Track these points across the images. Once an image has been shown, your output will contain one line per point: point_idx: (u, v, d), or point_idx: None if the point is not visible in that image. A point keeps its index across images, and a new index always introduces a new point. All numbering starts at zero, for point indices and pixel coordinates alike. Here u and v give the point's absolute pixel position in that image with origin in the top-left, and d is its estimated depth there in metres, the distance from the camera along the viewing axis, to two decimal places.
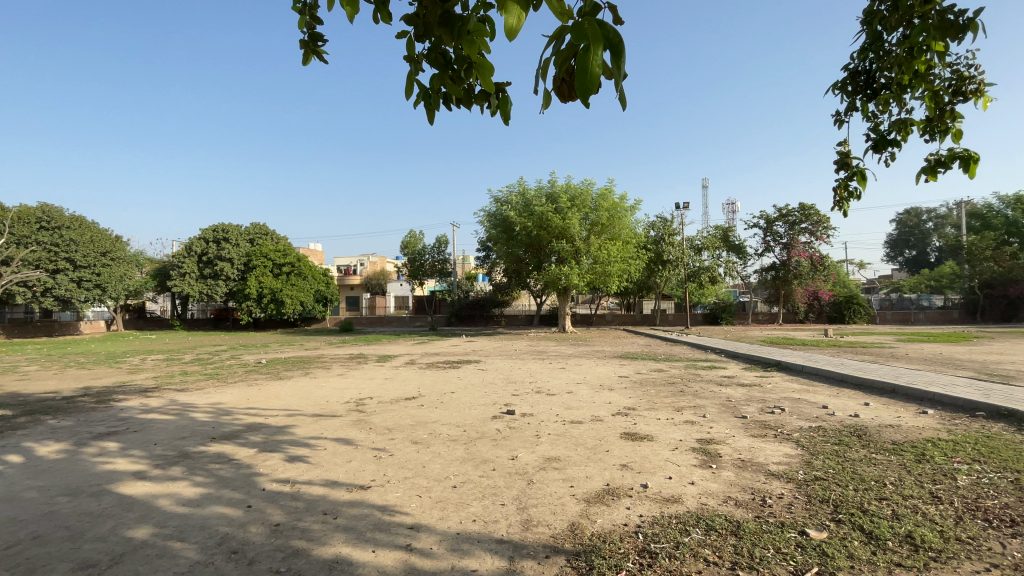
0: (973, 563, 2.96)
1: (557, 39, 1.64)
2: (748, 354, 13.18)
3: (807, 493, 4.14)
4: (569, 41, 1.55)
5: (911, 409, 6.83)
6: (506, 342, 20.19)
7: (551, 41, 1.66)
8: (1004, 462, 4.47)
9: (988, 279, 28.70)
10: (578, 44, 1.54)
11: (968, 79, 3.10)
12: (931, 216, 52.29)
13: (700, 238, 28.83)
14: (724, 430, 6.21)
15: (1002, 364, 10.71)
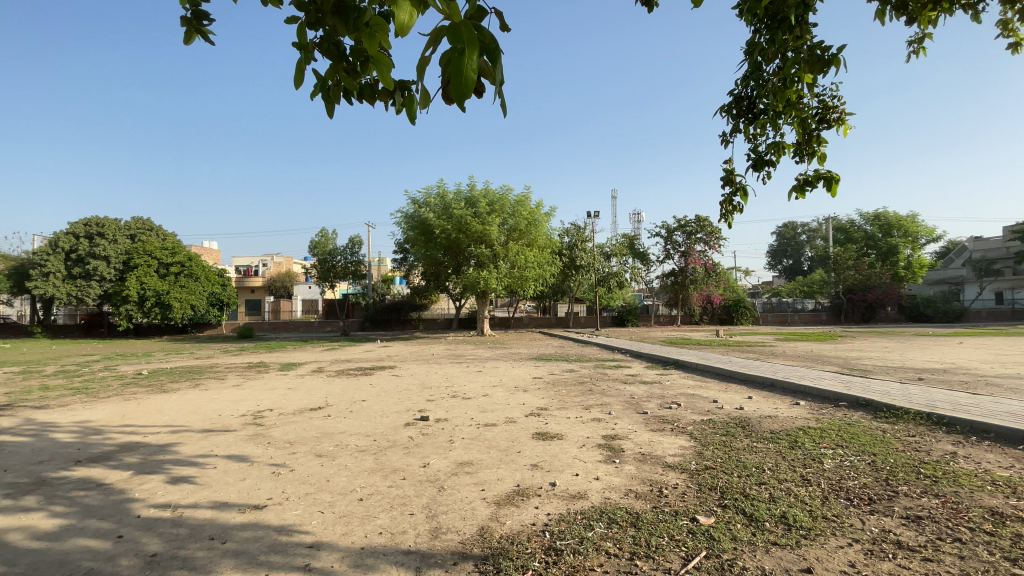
0: (836, 538, 3.35)
1: (440, 40, 1.63)
2: (650, 353, 14.10)
3: (699, 481, 4.47)
4: (448, 44, 1.54)
5: (786, 401, 7.68)
6: (421, 346, 19.82)
7: (434, 43, 1.64)
8: (861, 447, 5.15)
9: (849, 285, 33.09)
10: (455, 47, 1.53)
11: (831, 108, 3.53)
12: (804, 229, 59.19)
13: (610, 245, 30.38)
14: (628, 426, 6.55)
15: (857, 359, 12.39)
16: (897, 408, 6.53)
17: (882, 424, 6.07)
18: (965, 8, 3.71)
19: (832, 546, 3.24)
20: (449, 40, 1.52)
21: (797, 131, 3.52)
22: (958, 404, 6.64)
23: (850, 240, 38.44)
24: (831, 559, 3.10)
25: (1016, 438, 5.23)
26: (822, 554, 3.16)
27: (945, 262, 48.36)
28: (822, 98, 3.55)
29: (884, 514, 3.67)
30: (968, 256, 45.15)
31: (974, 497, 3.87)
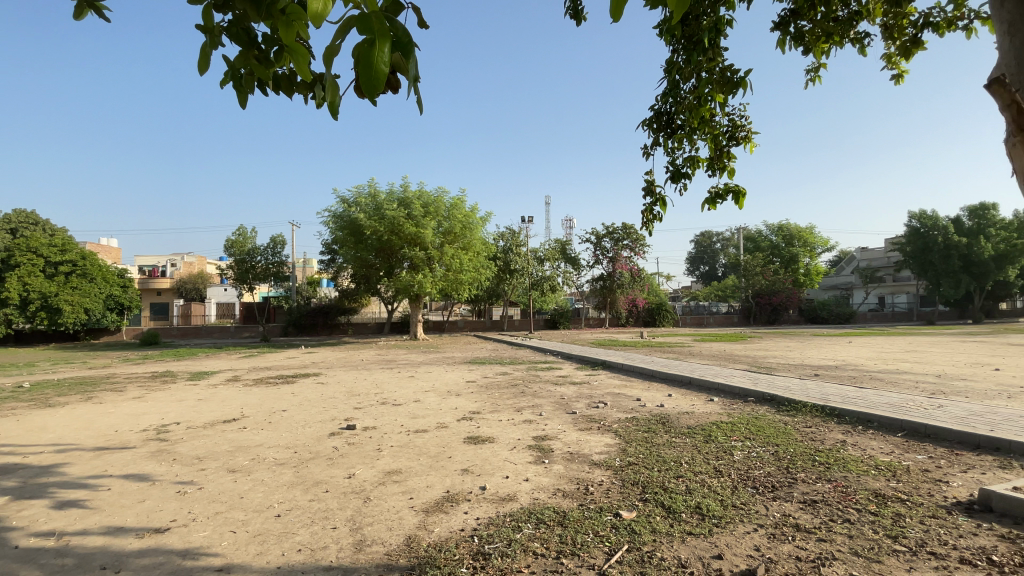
0: (744, 525, 3.61)
1: (349, 29, 1.58)
2: (580, 355, 14.54)
3: (622, 477, 4.66)
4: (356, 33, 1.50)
5: (702, 397, 8.22)
6: (350, 352, 19.08)
7: (343, 31, 1.59)
8: (765, 438, 5.60)
9: (757, 290, 36.07)
10: (363, 36, 1.49)
11: (739, 127, 3.82)
12: (719, 237, 63.68)
13: (542, 249, 31.00)
14: (557, 426, 6.70)
15: (763, 358, 13.53)
16: (796, 401, 7.18)
17: (784, 416, 6.65)
18: (853, 42, 4.16)
19: (740, 532, 3.49)
20: (358, 30, 1.49)
21: (709, 147, 3.78)
22: (846, 397, 7.43)
23: (759, 248, 41.94)
24: (739, 544, 3.33)
25: (891, 425, 5.95)
26: (731, 540, 3.39)
27: (836, 269, 54.14)
28: (732, 117, 3.84)
29: (785, 499, 4.02)
30: (854, 265, 50.88)
31: (859, 480, 4.34)
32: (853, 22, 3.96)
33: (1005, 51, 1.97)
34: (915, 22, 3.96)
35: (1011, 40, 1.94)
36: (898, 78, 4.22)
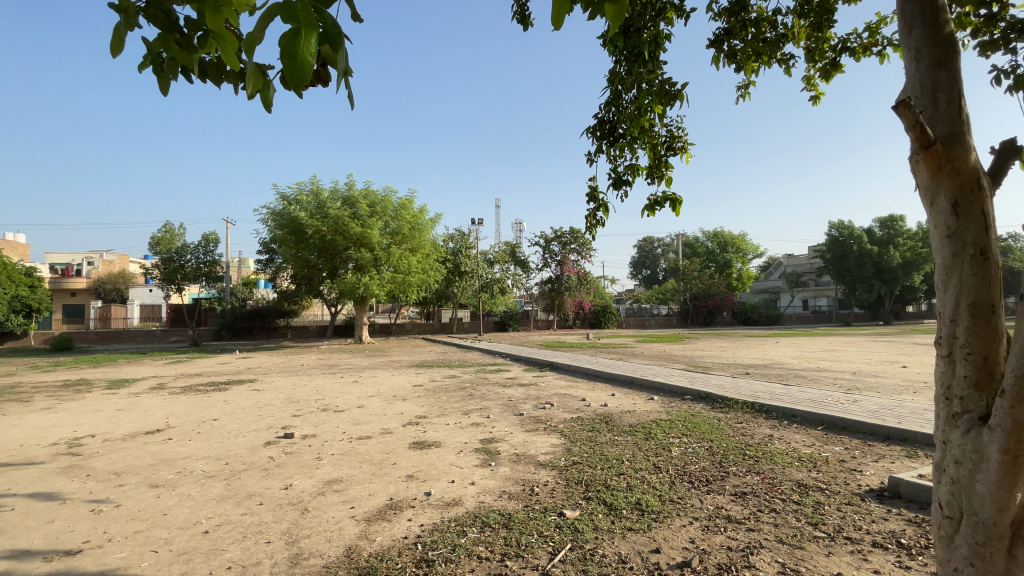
0: (680, 518, 3.77)
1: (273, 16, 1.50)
2: (528, 356, 14.67)
3: (567, 477, 4.74)
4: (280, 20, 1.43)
5: (644, 396, 8.53)
6: (289, 356, 18.24)
7: (267, 18, 1.52)
8: (700, 434, 5.89)
9: (695, 293, 37.94)
10: (288, 24, 1.43)
11: (676, 138, 3.99)
12: (661, 243, 66.32)
13: (492, 252, 31.05)
14: (504, 429, 6.71)
15: (701, 358, 14.23)
16: (729, 398, 7.59)
17: (718, 413, 7.03)
18: (781, 62, 4.46)
19: (677, 526, 3.64)
20: (282, 18, 1.42)
21: (649, 156, 3.92)
22: (773, 393, 7.95)
23: (696, 253, 44.11)
24: (675, 538, 3.47)
25: (812, 419, 6.43)
26: (668, 534, 3.53)
27: (766, 274, 57.90)
28: (670, 128, 4.00)
29: (718, 492, 4.24)
30: (781, 270, 54.60)
31: (784, 471, 4.65)
32: (780, 43, 4.25)
33: (911, 76, 2.20)
34: (834, 46, 4.31)
35: (916, 68, 2.17)
36: (820, 97, 4.56)
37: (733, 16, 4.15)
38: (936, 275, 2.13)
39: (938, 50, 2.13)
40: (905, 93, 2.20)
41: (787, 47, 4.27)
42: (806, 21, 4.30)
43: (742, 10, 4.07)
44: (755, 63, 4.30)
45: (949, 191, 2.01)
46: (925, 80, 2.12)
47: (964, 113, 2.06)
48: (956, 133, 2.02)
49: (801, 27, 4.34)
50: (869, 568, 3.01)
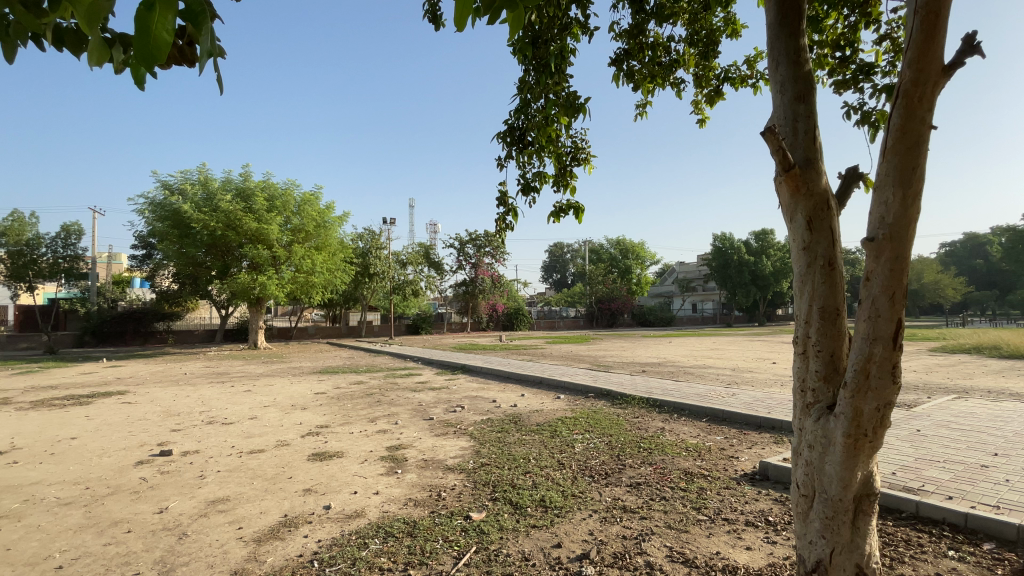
0: (581, 512, 3.94)
1: None
2: (439, 360, 14.50)
3: (474, 479, 4.75)
4: None
5: (551, 395, 8.81)
6: (170, 364, 16.34)
7: None
8: (602, 430, 6.21)
9: (600, 296, 40.04)
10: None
11: (580, 149, 4.19)
12: (570, 248, 68.96)
13: (404, 253, 30.27)
14: (413, 434, 6.55)
15: (606, 357, 15.02)
16: (628, 395, 8.09)
17: (618, 409, 7.46)
18: (673, 85, 4.85)
19: (577, 519, 3.80)
20: None
21: (555, 165, 4.05)
22: (666, 389, 8.61)
23: (602, 259, 46.55)
24: (576, 531, 3.62)
25: (698, 412, 7.06)
26: (569, 528, 3.67)
27: (662, 279, 62.60)
28: (574, 139, 4.19)
29: (615, 484, 4.50)
30: (675, 276, 59.46)
31: (673, 461, 5.05)
32: (672, 68, 4.62)
33: (777, 106, 2.50)
34: (718, 75, 4.78)
35: (782, 99, 2.47)
36: (706, 120, 5.03)
37: (631, 39, 4.43)
38: (796, 282, 2.44)
39: (799, 85, 2.44)
40: (774, 120, 2.49)
41: (678, 72, 4.66)
42: (694, 50, 4.73)
43: (640, 34, 4.37)
44: (652, 83, 4.63)
45: (806, 210, 2.31)
46: (789, 110, 2.42)
47: (818, 142, 2.38)
48: (811, 159, 2.33)
49: (691, 55, 4.76)
50: (742, 545, 3.35)
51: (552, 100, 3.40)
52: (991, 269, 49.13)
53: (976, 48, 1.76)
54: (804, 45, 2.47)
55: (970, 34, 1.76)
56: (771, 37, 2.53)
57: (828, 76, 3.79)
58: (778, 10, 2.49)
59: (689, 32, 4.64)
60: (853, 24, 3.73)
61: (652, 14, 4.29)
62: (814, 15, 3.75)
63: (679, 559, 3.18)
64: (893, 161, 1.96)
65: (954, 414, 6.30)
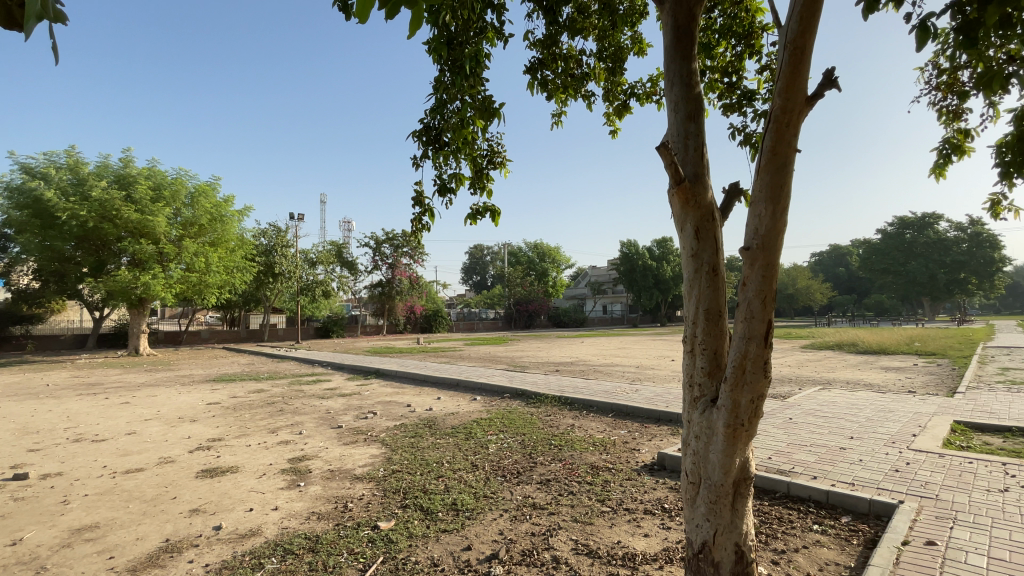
0: (492, 512, 3.97)
1: None
2: (351, 364, 13.88)
3: (384, 487, 4.60)
4: None
5: (467, 397, 8.78)
6: (25, 374, 14.04)
7: None
8: (515, 430, 6.31)
9: (518, 298, 40.73)
10: None
11: (496, 153, 4.23)
12: (489, 251, 69.34)
13: (314, 251, 28.62)
14: (318, 444, 6.20)
15: (522, 358, 15.30)
16: (542, 394, 8.29)
17: (531, 409, 7.62)
18: (584, 97, 5.06)
19: (488, 520, 3.82)
20: None
21: (471, 167, 4.03)
22: (578, 387, 8.94)
23: (520, 262, 47.39)
24: (486, 532, 3.64)
25: (606, 408, 7.41)
26: (480, 529, 3.68)
27: (576, 281, 65.07)
28: (490, 143, 4.22)
29: (527, 482, 4.58)
30: (588, 279, 62.12)
31: (581, 456, 5.27)
32: (583, 81, 4.82)
33: (672, 124, 2.69)
34: (625, 90, 5.07)
35: (676, 118, 2.66)
36: (616, 132, 5.31)
37: (545, 49, 4.55)
38: (686, 287, 2.64)
39: (690, 106, 2.65)
40: (668, 137, 2.68)
41: (589, 85, 4.88)
42: (604, 65, 4.97)
43: (553, 45, 4.51)
44: (564, 94, 4.80)
45: (694, 221, 2.52)
46: (681, 129, 2.62)
47: (705, 159, 2.61)
48: (700, 175, 2.55)
49: (601, 69, 4.99)
50: (641, 532, 3.57)
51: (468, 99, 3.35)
52: (848, 276, 57.01)
53: (833, 83, 2.03)
54: (695, 69, 2.68)
55: (828, 70, 2.03)
56: (667, 59, 2.72)
57: (718, 99, 4.17)
58: (673, 36, 2.69)
59: (599, 47, 4.87)
60: (740, 53, 4.13)
61: (563, 27, 4.45)
62: (706, 42, 4.10)
63: (584, 551, 3.31)
64: (767, 179, 2.19)
65: (819, 404, 7.21)
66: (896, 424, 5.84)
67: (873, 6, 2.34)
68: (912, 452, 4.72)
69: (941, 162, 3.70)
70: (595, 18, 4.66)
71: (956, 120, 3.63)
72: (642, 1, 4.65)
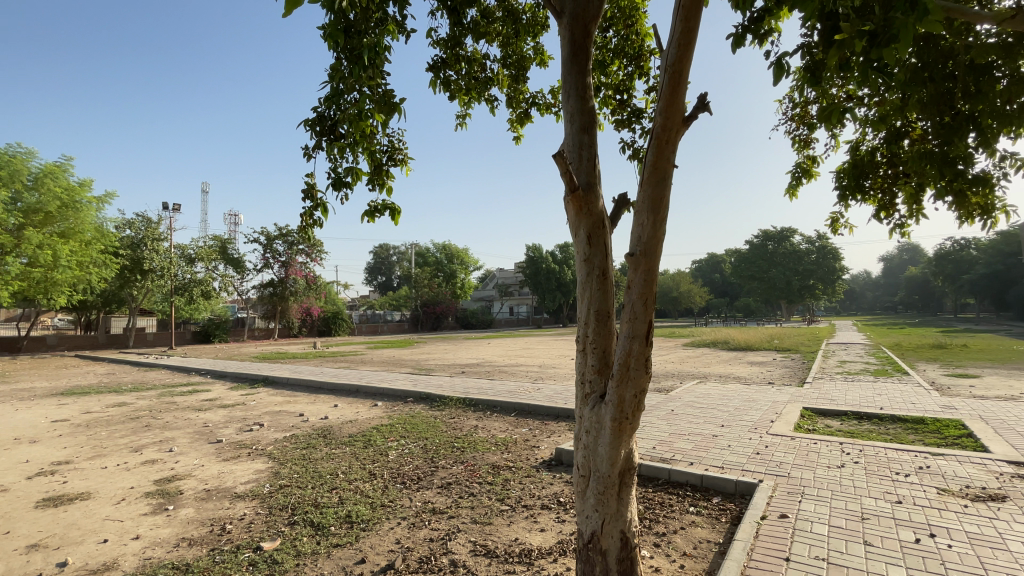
0: (389, 521, 3.84)
1: None
2: (236, 371, 12.65)
3: (269, 504, 4.23)
4: None
5: (366, 403, 8.42)
6: None
7: None
8: (417, 435, 6.16)
9: (424, 300, 40.12)
10: None
11: (396, 150, 4.11)
12: (396, 251, 67.37)
13: (193, 247, 25.70)
14: (192, 462, 5.56)
15: (427, 361, 15.05)
16: (446, 397, 8.22)
17: (434, 412, 7.51)
18: (487, 101, 5.10)
19: (384, 530, 3.69)
20: None
21: (369, 162, 3.82)
22: (481, 389, 8.99)
23: (427, 262, 46.62)
24: (382, 542, 3.51)
25: (508, 408, 7.53)
26: (375, 540, 3.53)
27: (484, 284, 65.52)
28: (391, 139, 4.07)
29: (427, 487, 4.50)
30: (495, 280, 62.97)
31: (483, 457, 5.30)
32: (485, 85, 4.86)
33: (568, 135, 2.80)
34: (527, 99, 5.20)
35: (571, 128, 2.78)
36: (519, 139, 5.42)
37: (448, 49, 4.52)
38: (579, 289, 2.77)
39: (584, 118, 2.78)
40: (564, 147, 2.79)
41: (492, 90, 4.93)
42: (508, 72, 5.05)
43: (457, 46, 4.50)
44: (467, 96, 4.80)
45: (587, 227, 2.65)
46: (576, 139, 2.74)
47: (597, 169, 2.75)
48: (593, 184, 2.68)
49: (504, 76, 5.08)
50: (537, 527, 3.67)
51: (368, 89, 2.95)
52: (724, 281, 63.79)
53: (705, 107, 2.26)
54: (589, 84, 2.82)
55: (701, 94, 2.25)
56: (565, 71, 2.83)
57: (611, 114, 4.44)
58: (570, 49, 2.81)
59: (503, 53, 4.94)
60: (630, 73, 4.45)
61: (467, 30, 4.45)
62: (601, 60, 4.36)
63: (482, 552, 3.33)
64: (649, 190, 2.37)
65: (697, 396, 7.96)
66: (759, 412, 6.64)
67: (741, 42, 2.64)
68: (770, 437, 5.38)
69: (794, 183, 4.27)
70: (499, 24, 4.73)
71: (807, 148, 4.21)
72: (543, 14, 4.82)
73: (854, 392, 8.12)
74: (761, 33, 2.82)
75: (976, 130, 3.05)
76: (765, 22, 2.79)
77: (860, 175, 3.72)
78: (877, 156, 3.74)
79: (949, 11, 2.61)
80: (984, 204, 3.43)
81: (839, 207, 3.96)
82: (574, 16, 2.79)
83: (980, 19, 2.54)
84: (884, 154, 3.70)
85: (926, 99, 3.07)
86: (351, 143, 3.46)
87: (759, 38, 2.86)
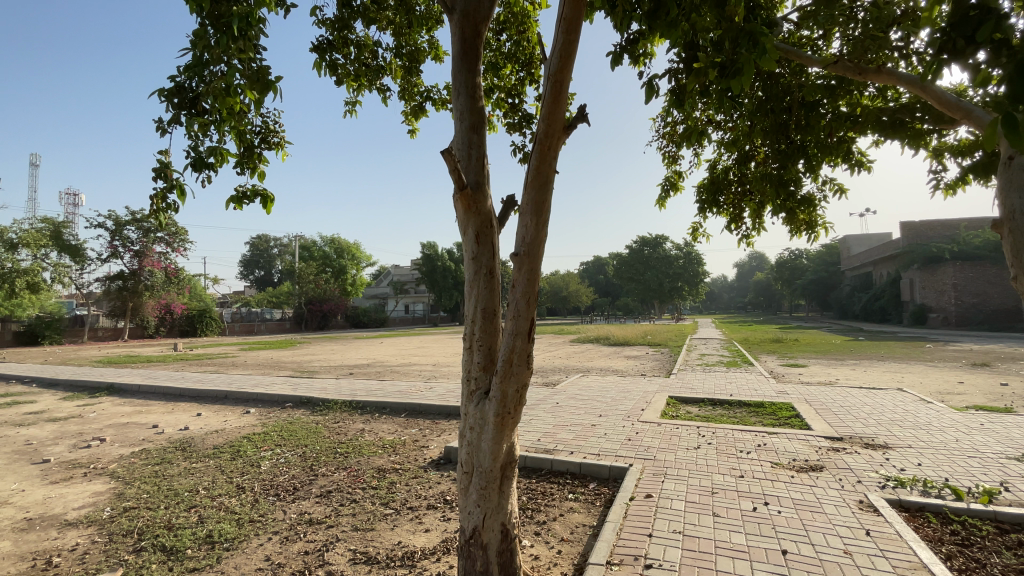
0: (258, 537, 3.53)
1: None
2: (70, 378, 10.72)
3: (109, 531, 3.65)
4: None
5: (237, 411, 7.65)
6: None
7: None
8: (295, 442, 5.74)
9: (309, 297, 37.59)
10: None
11: (271, 132, 3.78)
12: (277, 243, 61.89)
13: (15, 230, 21.40)
14: (8, 488, 4.60)
15: (309, 362, 14.11)
16: (329, 400, 7.77)
17: (316, 416, 7.07)
18: (378, 90, 4.92)
19: (252, 548, 3.38)
20: None
21: (238, 143, 3.43)
22: (370, 390, 8.64)
23: (313, 257, 43.69)
24: (249, 561, 3.21)
25: (397, 409, 7.34)
26: (241, 559, 3.23)
27: (377, 280, 63.06)
28: (264, 119, 3.73)
29: (304, 497, 4.21)
30: (389, 278, 61.10)
31: (369, 461, 5.11)
32: (375, 73, 4.69)
33: (457, 134, 2.79)
34: (421, 92, 5.12)
35: (460, 126, 2.77)
36: (414, 132, 5.31)
37: (335, 30, 4.26)
38: (466, 288, 2.77)
39: (473, 118, 2.79)
40: (454, 144, 2.77)
41: (384, 79, 4.77)
42: (400, 62, 4.92)
43: (345, 29, 4.26)
44: (356, 82, 4.57)
45: (475, 226, 2.67)
46: (465, 138, 2.74)
47: (486, 169, 2.77)
48: (481, 183, 2.70)
49: (397, 66, 4.94)
50: (422, 529, 3.63)
51: (236, 65, 2.55)
52: (608, 283, 68.64)
53: (584, 118, 2.40)
54: (479, 84, 2.83)
55: (582, 105, 2.38)
56: (455, 68, 2.81)
57: (503, 116, 4.52)
58: (461, 47, 2.80)
59: (395, 43, 4.80)
60: (522, 78, 4.59)
61: (357, 13, 4.22)
62: (494, 64, 4.45)
63: (362, 559, 3.20)
64: (532, 194, 2.46)
65: (580, 389, 8.45)
66: (633, 402, 7.24)
67: (619, 60, 2.85)
68: (641, 424, 5.89)
69: (663, 194, 4.71)
70: (390, 12, 4.54)
71: (674, 163, 4.67)
72: (437, 9, 4.74)
73: (712, 381, 9.21)
74: (637, 54, 3.07)
75: (804, 158, 3.61)
76: (640, 44, 3.04)
77: (715, 191, 4.25)
78: (730, 175, 4.26)
79: (787, 52, 3.06)
80: (808, 220, 4.08)
81: (699, 217, 4.47)
82: (465, 14, 2.78)
83: (810, 62, 3.04)
84: (735, 174, 4.23)
85: (768, 128, 3.57)
86: (217, 120, 3.08)
87: (635, 59, 3.11)
